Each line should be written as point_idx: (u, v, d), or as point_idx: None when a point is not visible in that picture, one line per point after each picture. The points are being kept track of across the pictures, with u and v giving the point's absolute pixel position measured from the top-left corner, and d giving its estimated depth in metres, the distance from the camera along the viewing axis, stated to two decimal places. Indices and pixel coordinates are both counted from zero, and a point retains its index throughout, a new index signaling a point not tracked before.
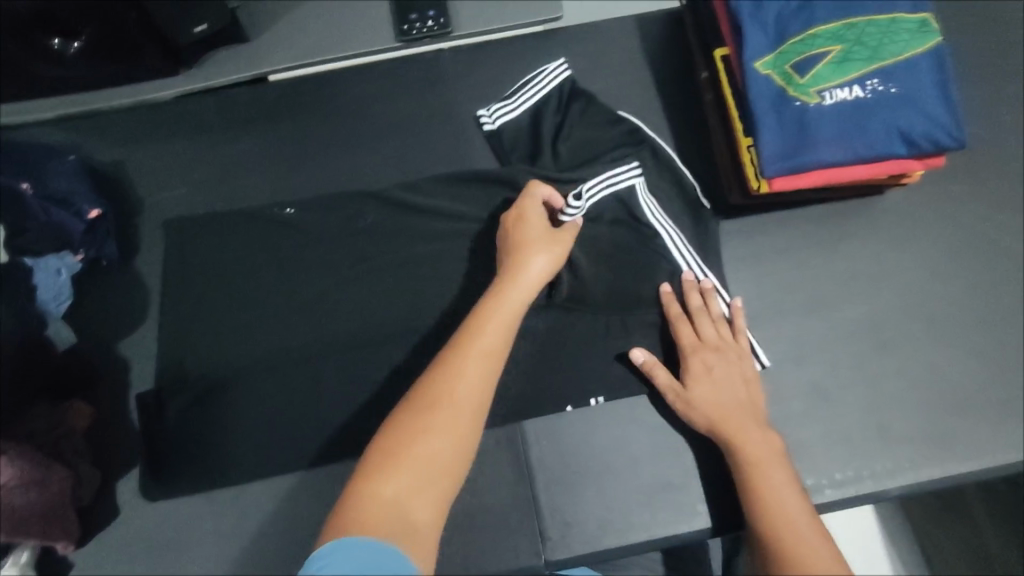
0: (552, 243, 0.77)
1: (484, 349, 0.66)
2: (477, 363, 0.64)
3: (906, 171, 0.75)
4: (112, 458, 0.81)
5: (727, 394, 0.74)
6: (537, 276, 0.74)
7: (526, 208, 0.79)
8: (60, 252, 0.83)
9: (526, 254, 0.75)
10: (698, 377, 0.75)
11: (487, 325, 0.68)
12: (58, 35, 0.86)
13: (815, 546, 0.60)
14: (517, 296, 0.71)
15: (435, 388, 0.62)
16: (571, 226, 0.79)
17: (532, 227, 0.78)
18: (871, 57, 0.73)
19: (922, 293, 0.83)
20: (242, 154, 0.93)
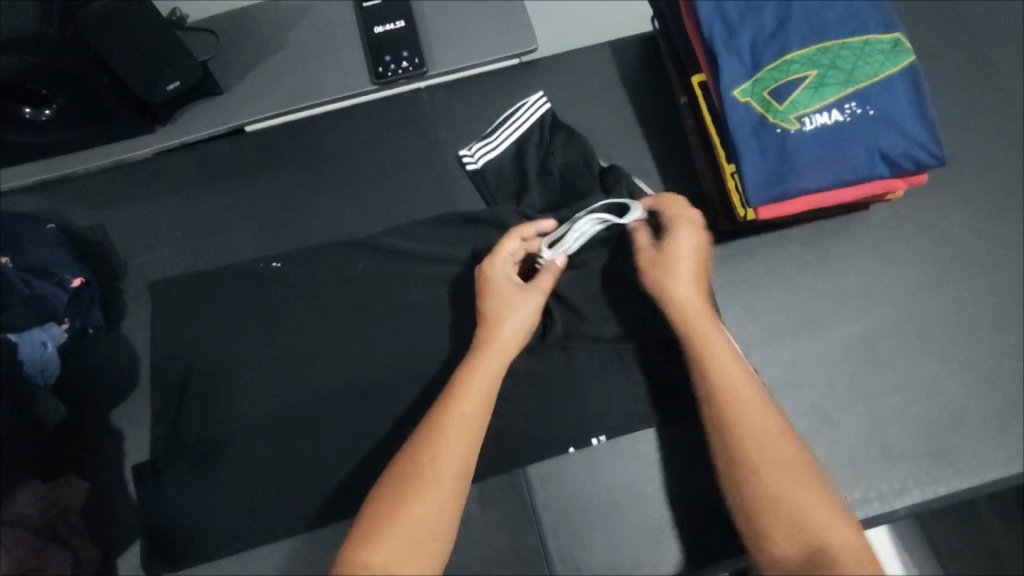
0: (521, 305, 0.73)
1: (464, 415, 0.64)
2: (456, 428, 0.63)
3: (889, 189, 0.76)
4: (112, 532, 0.80)
5: (693, 268, 0.72)
6: (513, 340, 0.72)
7: (500, 267, 0.75)
8: (44, 323, 0.81)
9: (499, 318, 0.73)
10: (681, 244, 0.72)
11: (464, 392, 0.66)
12: (29, 103, 0.83)
13: (757, 412, 0.62)
14: (495, 362, 0.70)
15: (418, 457, 0.61)
16: (535, 288, 0.74)
17: (500, 292, 0.74)
18: (847, 80, 0.73)
19: (913, 307, 0.84)
20: (225, 209, 0.92)
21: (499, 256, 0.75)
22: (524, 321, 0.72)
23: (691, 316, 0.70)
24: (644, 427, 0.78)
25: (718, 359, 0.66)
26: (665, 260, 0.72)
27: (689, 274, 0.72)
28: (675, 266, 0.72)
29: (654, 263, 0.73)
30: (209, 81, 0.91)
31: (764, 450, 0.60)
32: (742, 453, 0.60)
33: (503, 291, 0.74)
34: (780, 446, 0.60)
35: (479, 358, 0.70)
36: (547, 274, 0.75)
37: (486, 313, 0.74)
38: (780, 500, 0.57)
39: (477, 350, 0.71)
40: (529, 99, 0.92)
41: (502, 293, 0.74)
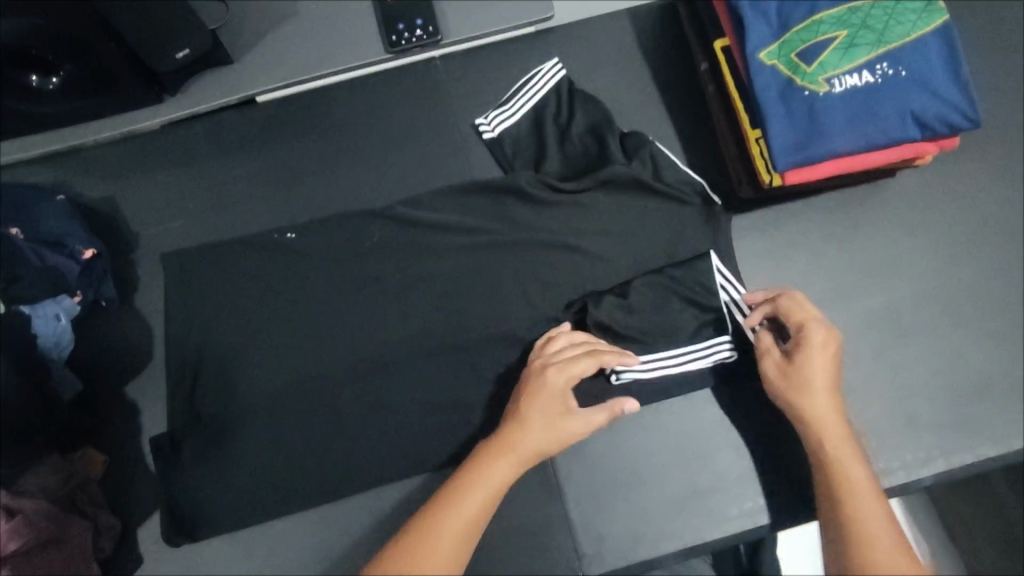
0: (556, 425, 0.70)
1: (462, 522, 0.64)
2: (452, 534, 0.63)
3: (920, 154, 0.74)
4: (132, 505, 0.79)
5: (826, 389, 0.70)
6: (532, 454, 0.69)
7: (569, 378, 0.71)
8: (57, 296, 0.79)
9: (530, 426, 0.69)
10: (813, 351, 0.70)
11: (468, 497, 0.65)
12: (37, 72, 0.83)
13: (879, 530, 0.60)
14: (505, 472, 0.67)
15: (403, 557, 0.61)
16: (575, 413, 0.71)
17: (545, 398, 0.71)
18: (879, 40, 0.72)
19: (940, 276, 0.82)
20: (238, 180, 0.90)
21: (568, 367, 0.72)
22: (549, 446, 0.69)
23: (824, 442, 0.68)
24: (666, 398, 0.77)
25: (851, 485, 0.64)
26: (790, 377, 0.71)
27: (824, 385, 0.70)
28: (808, 377, 0.70)
29: (781, 377, 0.72)
30: (219, 50, 0.89)
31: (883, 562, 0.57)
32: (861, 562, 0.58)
33: (549, 404, 0.71)
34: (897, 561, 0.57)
35: (495, 458, 0.68)
36: (600, 412, 0.71)
37: (524, 413, 0.70)
38: None
39: (495, 449, 0.69)
40: (545, 66, 0.90)
41: (551, 406, 0.71)
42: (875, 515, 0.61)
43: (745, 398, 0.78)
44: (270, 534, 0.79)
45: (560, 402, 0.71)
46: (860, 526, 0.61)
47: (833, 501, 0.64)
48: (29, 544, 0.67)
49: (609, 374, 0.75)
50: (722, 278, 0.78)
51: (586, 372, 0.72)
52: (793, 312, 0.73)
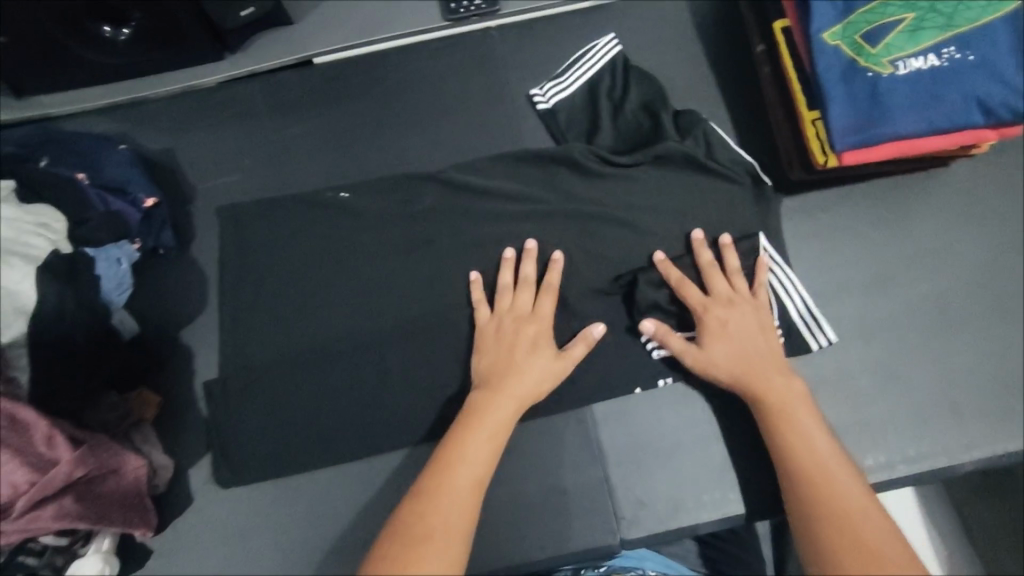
0: (545, 365, 0.74)
1: (466, 477, 0.65)
2: (462, 486, 0.64)
3: (979, 141, 0.73)
4: (183, 446, 0.82)
5: (747, 348, 0.73)
6: (524, 396, 0.72)
7: (535, 322, 0.77)
8: (119, 241, 0.81)
9: (512, 372, 0.73)
10: (714, 326, 0.74)
11: (462, 454, 0.67)
12: (109, 22, 0.85)
13: (837, 479, 0.62)
14: (499, 417, 0.70)
15: (414, 516, 0.62)
16: (566, 354, 0.75)
17: (521, 347, 0.75)
18: (947, 24, 0.72)
19: (989, 266, 0.82)
20: (293, 138, 0.92)
21: (521, 319, 0.77)
22: (545, 384, 0.74)
23: (767, 399, 0.70)
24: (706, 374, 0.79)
25: (799, 434, 0.66)
26: (706, 355, 0.73)
27: (746, 354, 0.72)
28: (727, 352, 0.73)
29: (701, 358, 0.74)
30: (282, 12, 0.92)
31: (843, 509, 0.59)
32: (823, 513, 0.60)
33: (524, 352, 0.75)
34: (858, 508, 0.59)
35: (487, 406, 0.71)
36: (581, 344, 0.76)
37: (512, 362, 0.74)
38: (869, 554, 0.55)
39: (484, 401, 0.71)
40: (601, 40, 0.91)
41: (519, 356, 0.74)
42: (825, 452, 0.65)
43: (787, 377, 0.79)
44: (309, 482, 0.79)
45: (536, 347, 0.75)
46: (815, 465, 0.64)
47: (785, 463, 0.66)
48: (90, 472, 0.69)
49: (654, 350, 0.79)
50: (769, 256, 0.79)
51: (549, 310, 0.78)
52: (688, 290, 0.77)
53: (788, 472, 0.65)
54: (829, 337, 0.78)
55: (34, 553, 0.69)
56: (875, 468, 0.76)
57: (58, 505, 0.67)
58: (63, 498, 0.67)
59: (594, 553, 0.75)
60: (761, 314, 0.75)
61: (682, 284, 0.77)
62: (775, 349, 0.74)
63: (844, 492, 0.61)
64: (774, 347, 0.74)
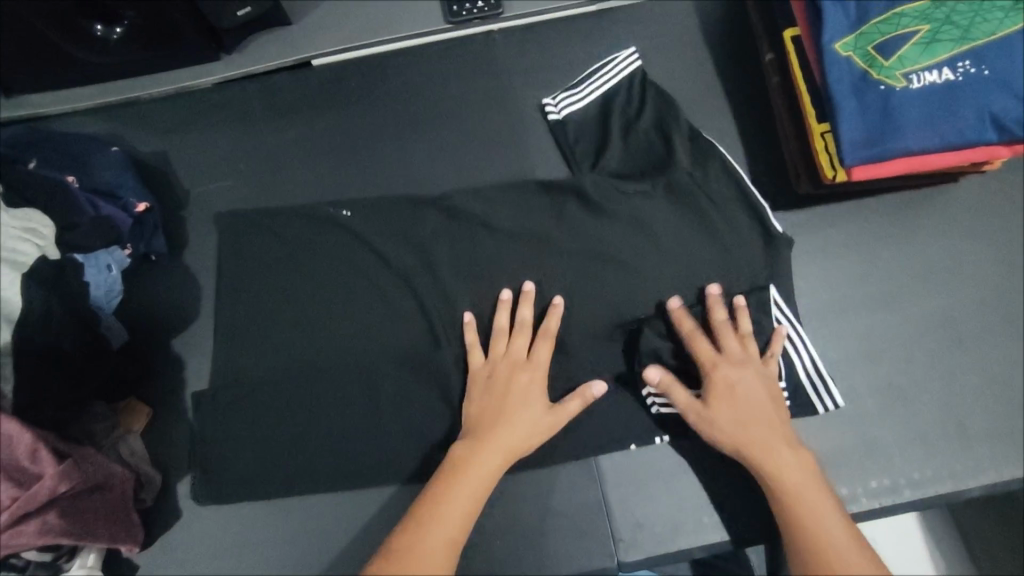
0: (535, 420, 0.71)
1: (446, 537, 0.63)
2: (439, 549, 0.63)
3: (992, 158, 0.71)
4: (171, 458, 0.80)
5: (750, 412, 0.69)
6: (507, 454, 0.69)
7: (530, 371, 0.75)
8: (110, 246, 0.79)
9: (500, 427, 0.70)
10: (721, 389, 0.70)
11: (445, 509, 0.65)
12: (101, 21, 0.82)
13: (840, 562, 0.60)
14: (485, 472, 0.68)
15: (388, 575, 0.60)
16: (561, 410, 0.72)
17: (513, 396, 0.73)
18: (962, 37, 0.69)
19: (999, 285, 0.80)
20: (289, 143, 0.90)
21: (516, 368, 0.75)
22: (530, 439, 0.71)
23: (765, 468, 0.67)
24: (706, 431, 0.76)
25: (806, 507, 0.64)
26: (708, 415, 0.70)
27: (753, 421, 0.69)
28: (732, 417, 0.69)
29: (702, 417, 0.70)
30: (279, 12, 0.89)
31: None
32: None
33: (517, 402, 0.72)
34: None
35: (474, 457, 0.68)
36: (576, 401, 0.73)
37: (502, 414, 0.71)
38: None
39: (470, 452, 0.69)
40: (621, 54, 0.89)
41: (511, 406, 0.72)
42: (829, 526, 0.62)
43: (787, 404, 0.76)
44: (300, 499, 0.78)
45: (529, 397, 0.73)
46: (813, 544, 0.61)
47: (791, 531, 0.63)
48: (77, 487, 0.67)
49: (651, 403, 0.75)
50: (782, 314, 0.76)
51: (545, 361, 0.75)
52: (699, 343, 0.73)
53: (791, 549, 0.63)
54: (836, 401, 0.74)
55: (17, 570, 0.66)
56: (880, 492, 0.74)
57: (42, 520, 0.65)
58: (47, 513, 0.65)
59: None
60: (769, 380, 0.72)
61: (692, 334, 0.74)
62: (779, 415, 0.70)
63: (848, 575, 0.58)
64: (781, 418, 0.70)
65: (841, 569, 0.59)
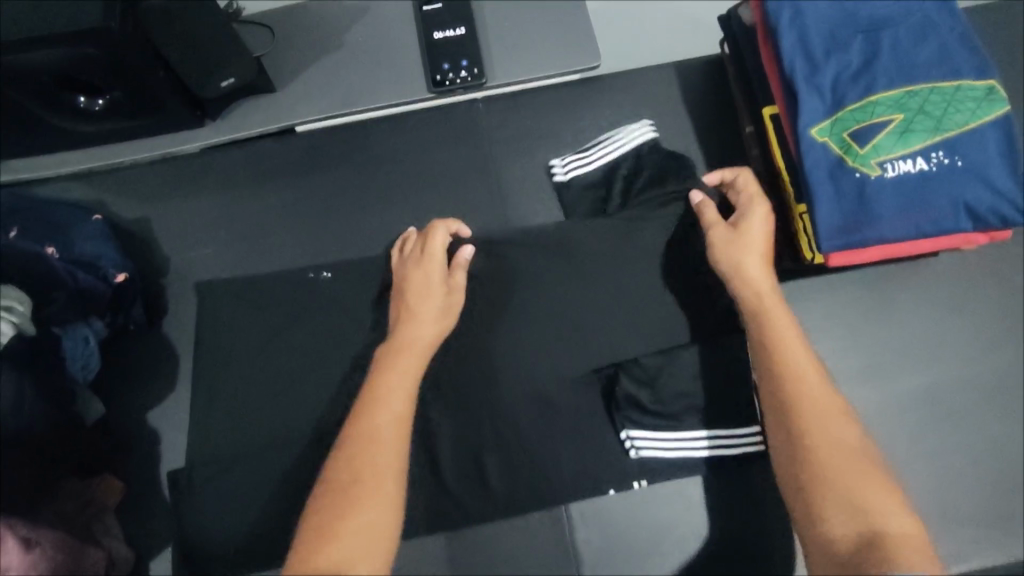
0: (439, 302, 0.76)
1: (397, 410, 0.65)
2: (383, 431, 0.63)
3: (968, 244, 0.72)
4: (144, 535, 0.79)
5: (764, 246, 0.74)
6: (425, 344, 0.73)
7: (425, 265, 0.77)
8: (89, 320, 0.80)
9: (414, 311, 0.75)
10: (754, 223, 0.74)
11: (392, 376, 0.68)
12: (83, 93, 0.83)
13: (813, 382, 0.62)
14: (428, 334, 0.73)
15: (344, 457, 0.61)
16: (455, 292, 0.77)
17: (411, 288, 0.76)
18: (936, 127, 0.70)
19: (980, 363, 0.80)
20: (273, 212, 0.91)
21: (418, 263, 0.78)
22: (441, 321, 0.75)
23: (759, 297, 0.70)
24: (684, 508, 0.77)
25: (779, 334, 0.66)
26: (737, 235, 0.74)
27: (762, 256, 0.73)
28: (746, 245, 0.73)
29: (730, 243, 0.74)
30: (263, 79, 0.89)
31: (816, 409, 0.60)
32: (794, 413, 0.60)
33: (428, 292, 0.76)
34: (831, 413, 0.60)
35: (412, 327, 0.74)
36: (461, 270, 0.78)
37: (410, 310, 0.75)
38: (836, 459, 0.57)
39: (394, 356, 0.71)
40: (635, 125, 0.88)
41: (426, 294, 0.76)
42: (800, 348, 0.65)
43: (760, 483, 0.77)
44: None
45: (428, 289, 0.76)
46: (792, 377, 0.62)
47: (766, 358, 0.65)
48: None
49: (628, 448, 0.76)
50: None
51: (440, 247, 0.78)
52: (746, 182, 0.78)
53: (763, 368, 0.65)
54: None
55: None
56: None
57: None
58: None
59: None
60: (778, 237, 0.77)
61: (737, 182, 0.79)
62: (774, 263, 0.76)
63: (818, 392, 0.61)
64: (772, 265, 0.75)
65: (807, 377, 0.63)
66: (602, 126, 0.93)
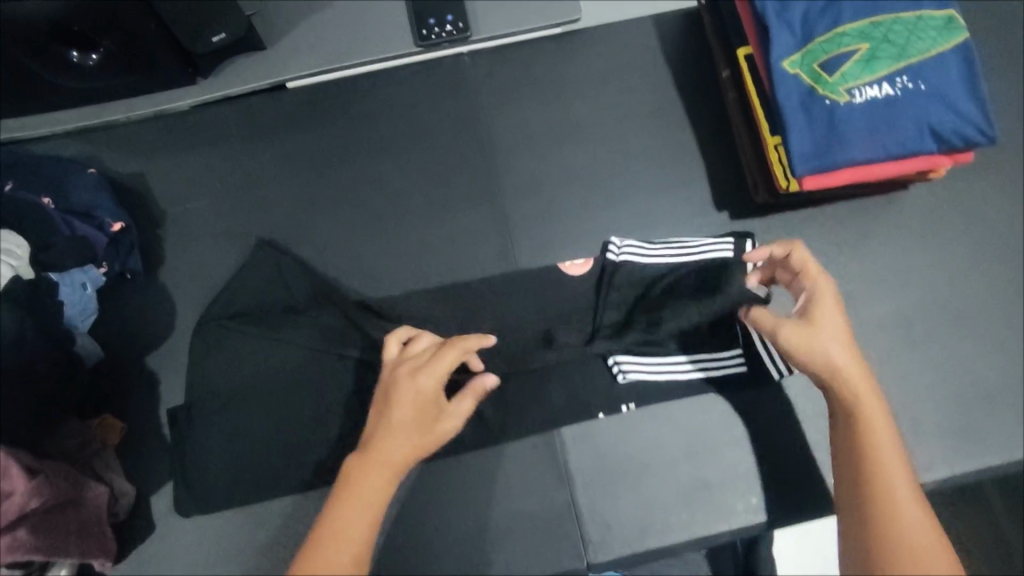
0: (423, 432, 0.63)
1: (375, 485, 0.60)
2: (369, 500, 0.60)
3: (934, 167, 0.76)
4: (146, 472, 0.81)
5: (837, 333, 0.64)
6: (394, 463, 0.62)
7: (418, 379, 0.65)
8: (84, 266, 0.81)
9: (392, 426, 0.63)
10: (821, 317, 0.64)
11: (376, 455, 0.62)
12: (77, 48, 0.84)
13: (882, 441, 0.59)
14: (404, 447, 0.62)
15: (336, 527, 0.58)
16: (448, 421, 0.65)
17: (394, 405, 0.64)
18: (900, 54, 0.74)
19: (950, 286, 0.84)
20: (265, 163, 0.93)
21: (419, 374, 0.65)
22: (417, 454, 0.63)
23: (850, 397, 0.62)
24: (671, 429, 0.80)
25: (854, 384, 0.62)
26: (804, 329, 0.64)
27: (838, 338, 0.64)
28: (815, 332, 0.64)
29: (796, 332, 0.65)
30: (254, 35, 0.91)
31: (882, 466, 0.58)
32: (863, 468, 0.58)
33: (415, 408, 0.64)
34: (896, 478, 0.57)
35: (387, 436, 0.62)
36: (469, 399, 0.67)
37: (387, 426, 0.63)
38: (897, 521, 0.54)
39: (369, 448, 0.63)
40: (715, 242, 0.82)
41: (417, 410, 0.64)
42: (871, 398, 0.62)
43: (739, 404, 0.81)
44: (276, 508, 0.79)
45: (418, 404, 0.64)
46: (881, 488, 0.56)
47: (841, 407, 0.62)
48: (46, 503, 0.68)
49: (616, 372, 0.80)
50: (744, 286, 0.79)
51: (452, 365, 0.65)
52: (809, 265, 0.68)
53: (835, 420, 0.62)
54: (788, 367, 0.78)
55: None
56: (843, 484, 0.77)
57: (11, 538, 0.65)
58: (18, 529, 0.66)
59: None
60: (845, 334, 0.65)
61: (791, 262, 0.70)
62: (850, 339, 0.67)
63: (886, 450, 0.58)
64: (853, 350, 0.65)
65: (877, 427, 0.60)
66: (585, 76, 0.96)
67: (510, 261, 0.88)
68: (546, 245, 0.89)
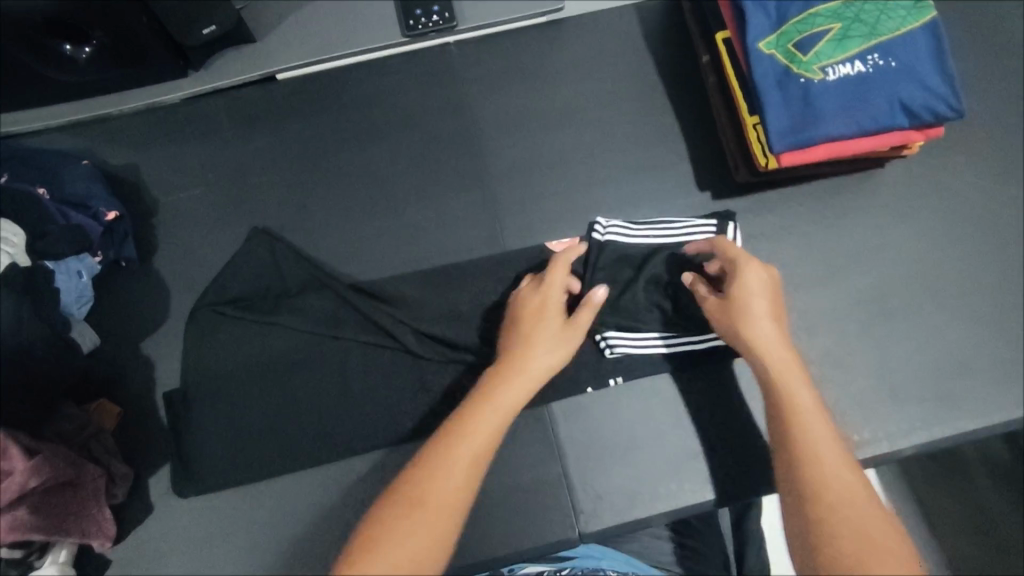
0: (560, 337, 0.74)
1: (498, 406, 0.68)
2: (478, 430, 0.65)
3: (907, 142, 0.78)
4: (144, 455, 0.83)
5: (764, 309, 0.69)
6: (540, 372, 0.71)
7: (543, 293, 0.78)
8: (80, 254, 0.82)
9: (524, 341, 0.74)
10: (749, 287, 0.70)
11: (501, 381, 0.70)
12: (69, 41, 0.86)
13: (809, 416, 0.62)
14: (543, 360, 0.72)
15: (429, 458, 0.63)
16: (582, 321, 0.76)
17: (524, 323, 0.76)
18: (870, 33, 0.76)
19: (926, 259, 0.86)
20: (257, 153, 0.95)
21: (539, 295, 0.78)
22: (556, 359, 0.73)
23: (768, 359, 0.66)
24: (658, 401, 0.82)
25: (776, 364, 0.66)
26: (731, 306, 0.70)
27: (761, 314, 0.69)
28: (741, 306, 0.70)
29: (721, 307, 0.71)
30: (243, 27, 0.93)
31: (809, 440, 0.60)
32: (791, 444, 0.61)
33: (547, 321, 0.76)
34: (825, 448, 0.59)
35: (524, 353, 0.72)
36: (587, 309, 0.76)
37: (524, 342, 0.74)
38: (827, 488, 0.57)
39: (501, 374, 0.71)
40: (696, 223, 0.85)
41: (546, 322, 0.76)
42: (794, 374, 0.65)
43: (723, 376, 0.83)
44: (273, 487, 0.81)
45: (545, 319, 0.76)
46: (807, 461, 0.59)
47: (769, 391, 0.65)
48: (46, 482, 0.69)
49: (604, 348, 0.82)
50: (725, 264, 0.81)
51: (561, 285, 0.78)
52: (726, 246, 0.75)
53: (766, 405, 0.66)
54: None
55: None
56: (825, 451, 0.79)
57: (11, 517, 0.66)
58: (18, 509, 0.67)
59: (554, 546, 0.77)
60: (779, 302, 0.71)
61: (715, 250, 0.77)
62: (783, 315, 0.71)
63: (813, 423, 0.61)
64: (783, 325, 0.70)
65: (802, 401, 0.63)
66: (569, 64, 0.98)
67: (498, 244, 0.90)
68: (534, 227, 0.91)
